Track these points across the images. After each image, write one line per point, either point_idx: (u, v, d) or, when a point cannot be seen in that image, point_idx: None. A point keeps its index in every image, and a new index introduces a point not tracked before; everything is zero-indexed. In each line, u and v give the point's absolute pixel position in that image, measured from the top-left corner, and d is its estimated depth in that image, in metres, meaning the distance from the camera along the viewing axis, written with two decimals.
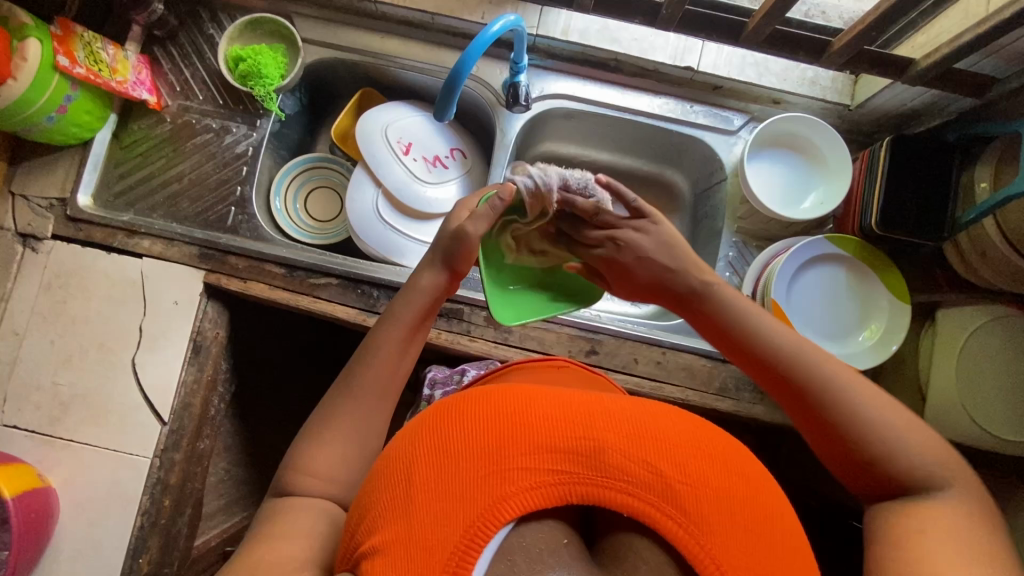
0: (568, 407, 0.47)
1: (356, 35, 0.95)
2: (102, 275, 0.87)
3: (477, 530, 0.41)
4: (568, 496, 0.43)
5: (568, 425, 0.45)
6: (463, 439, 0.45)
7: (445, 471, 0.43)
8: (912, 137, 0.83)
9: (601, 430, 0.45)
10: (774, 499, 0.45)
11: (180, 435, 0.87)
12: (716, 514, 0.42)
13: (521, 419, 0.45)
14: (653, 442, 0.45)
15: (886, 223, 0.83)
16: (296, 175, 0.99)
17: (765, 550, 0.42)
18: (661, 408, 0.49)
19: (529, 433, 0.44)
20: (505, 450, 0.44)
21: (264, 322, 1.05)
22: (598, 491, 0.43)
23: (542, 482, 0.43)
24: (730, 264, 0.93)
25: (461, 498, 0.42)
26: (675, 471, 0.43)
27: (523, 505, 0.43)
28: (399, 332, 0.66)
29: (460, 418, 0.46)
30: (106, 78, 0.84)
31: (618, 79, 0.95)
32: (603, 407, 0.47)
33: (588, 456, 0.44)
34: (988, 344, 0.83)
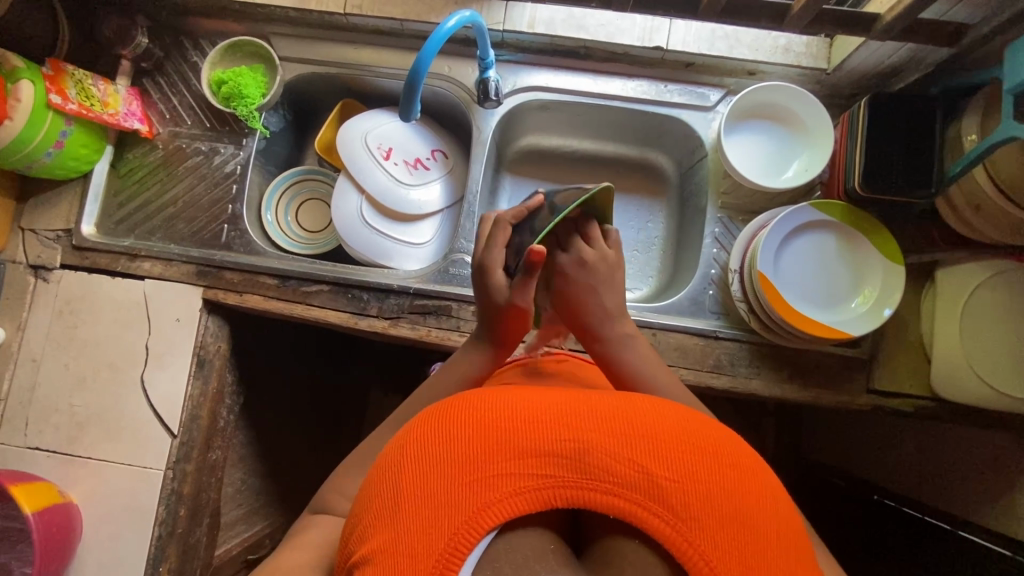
0: (551, 410, 0.47)
1: (330, 48, 0.98)
2: (107, 299, 0.91)
3: (463, 536, 0.42)
4: (554, 501, 0.44)
5: (551, 427, 0.45)
6: (445, 449, 0.45)
7: (430, 482, 0.44)
8: (892, 95, 0.81)
9: (586, 430, 0.45)
10: (767, 490, 0.45)
11: (190, 446, 0.90)
12: (706, 509, 0.42)
13: (504, 424, 0.46)
14: (638, 439, 0.45)
15: (870, 183, 0.81)
16: (285, 190, 1.02)
17: (758, 544, 0.42)
18: (649, 402, 0.49)
19: (513, 439, 0.45)
20: (489, 457, 0.44)
21: (267, 334, 1.08)
22: (584, 494, 0.44)
23: (529, 489, 0.44)
24: (717, 240, 0.92)
25: (446, 508, 0.42)
26: (662, 467, 0.43)
27: (509, 512, 0.43)
28: (467, 385, 0.70)
29: (442, 426, 0.46)
30: (98, 111, 0.89)
31: (589, 66, 0.95)
32: (586, 406, 0.48)
33: (572, 458, 0.44)
34: (993, 299, 0.81)
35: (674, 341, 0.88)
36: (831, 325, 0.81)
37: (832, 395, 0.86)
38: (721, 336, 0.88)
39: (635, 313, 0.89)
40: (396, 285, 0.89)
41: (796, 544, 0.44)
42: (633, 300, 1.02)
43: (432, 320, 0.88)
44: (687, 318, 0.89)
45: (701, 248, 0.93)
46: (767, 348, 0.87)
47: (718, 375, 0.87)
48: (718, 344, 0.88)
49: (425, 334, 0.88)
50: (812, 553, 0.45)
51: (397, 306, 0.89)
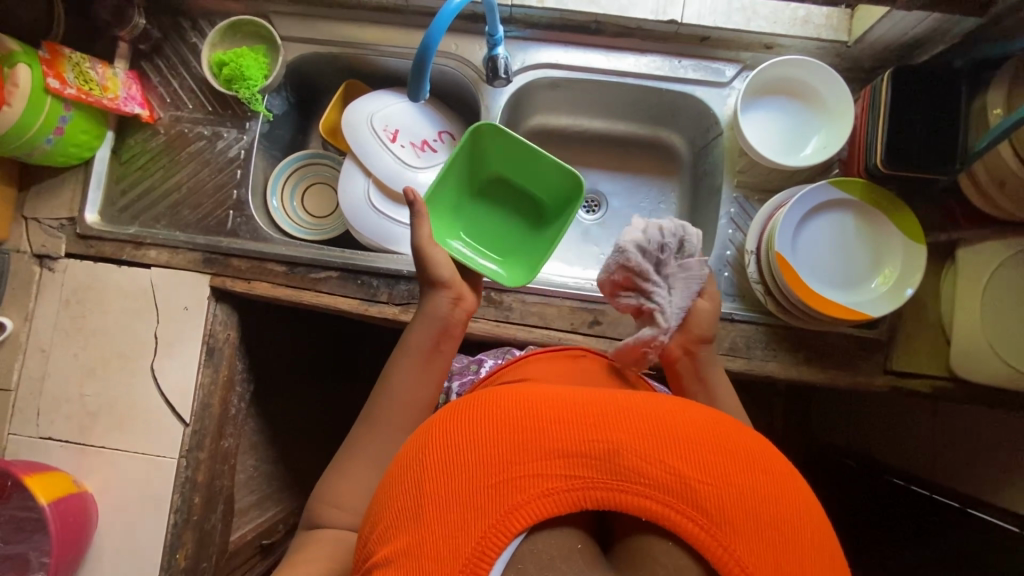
0: (581, 409, 0.46)
1: (333, 27, 0.95)
2: (114, 289, 0.90)
3: (492, 537, 0.42)
4: (584, 502, 0.43)
5: (581, 427, 0.45)
6: (473, 448, 0.45)
7: (460, 481, 0.43)
8: (916, 67, 0.79)
9: (616, 431, 0.45)
10: (800, 495, 0.45)
11: (202, 435, 0.90)
12: (738, 513, 0.42)
13: (533, 424, 0.45)
14: (669, 441, 0.44)
15: (893, 159, 0.78)
16: (290, 174, 1.00)
17: (793, 551, 0.41)
18: (678, 404, 0.48)
19: (543, 440, 0.44)
20: (518, 458, 0.44)
21: (274, 322, 1.07)
22: (615, 496, 0.43)
23: (559, 490, 0.43)
24: (732, 221, 0.90)
25: (475, 508, 0.42)
26: (694, 470, 0.43)
27: (538, 513, 0.42)
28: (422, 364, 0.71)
29: (469, 425, 0.46)
30: (98, 96, 0.87)
31: (600, 42, 0.92)
32: (616, 405, 0.47)
33: (603, 459, 0.43)
34: (1015, 278, 0.79)
35: None
36: (850, 306, 0.80)
37: (849, 376, 0.85)
38: (736, 318, 0.86)
39: None
40: (406, 271, 0.88)
41: (829, 551, 0.43)
42: None
43: None
44: None
45: (716, 229, 0.91)
46: (783, 331, 0.86)
47: (733, 358, 0.85)
48: (733, 327, 0.86)
49: None
50: (843, 559, 0.44)
51: (408, 292, 0.88)
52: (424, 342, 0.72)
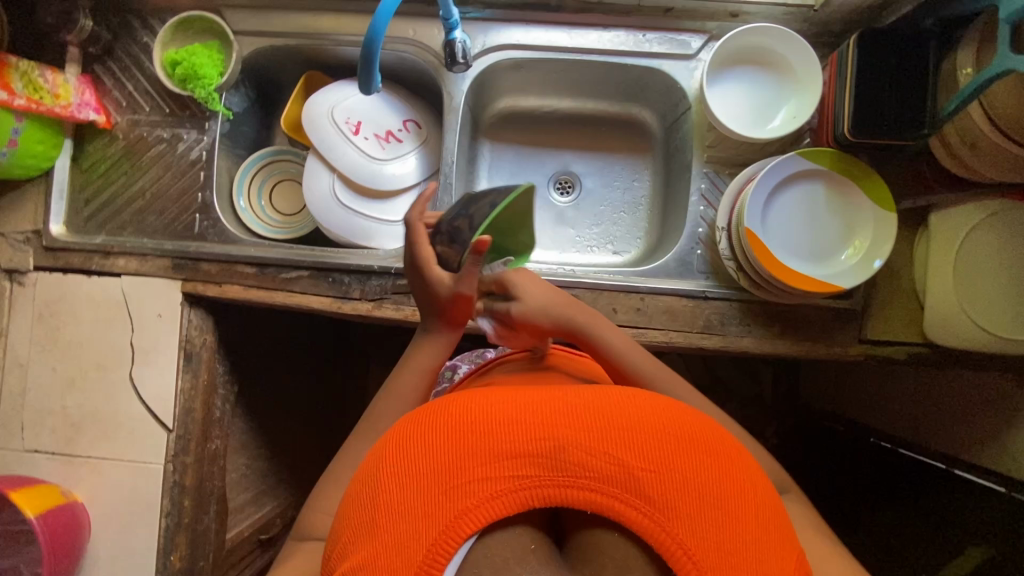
0: (528, 408, 0.46)
1: (287, 18, 0.92)
2: (86, 300, 0.90)
3: (443, 543, 0.42)
4: (532, 502, 0.43)
5: (528, 427, 0.45)
6: (422, 458, 0.45)
7: (408, 492, 0.43)
8: (883, 30, 0.76)
9: (563, 428, 0.45)
10: (746, 470, 0.46)
11: (187, 439, 0.91)
12: (680, 496, 0.42)
13: (479, 427, 0.45)
14: (616, 431, 0.45)
15: (859, 127, 0.77)
16: (255, 173, 0.99)
17: (740, 529, 0.42)
18: (624, 391, 0.49)
19: (489, 442, 0.44)
20: (466, 463, 0.44)
21: (253, 322, 1.07)
22: (563, 492, 0.43)
23: (507, 492, 0.43)
24: (703, 197, 0.89)
25: (422, 518, 0.42)
26: (635, 458, 0.43)
27: (488, 516, 0.43)
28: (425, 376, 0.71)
29: (419, 436, 0.46)
30: (49, 104, 0.85)
31: (562, 19, 0.89)
32: (564, 402, 0.47)
33: (549, 457, 0.44)
34: (986, 242, 0.79)
35: (663, 304, 0.86)
36: (821, 279, 0.79)
37: (825, 347, 0.85)
38: (709, 296, 0.86)
39: (622, 278, 0.87)
40: (377, 266, 0.88)
41: (774, 524, 0.44)
42: (622, 264, 1.00)
43: (416, 299, 0.87)
44: (675, 280, 0.88)
45: (688, 206, 0.90)
46: (757, 306, 0.86)
47: (708, 335, 0.85)
48: (707, 304, 0.86)
49: (410, 313, 0.87)
50: (790, 530, 0.46)
51: (380, 287, 0.88)
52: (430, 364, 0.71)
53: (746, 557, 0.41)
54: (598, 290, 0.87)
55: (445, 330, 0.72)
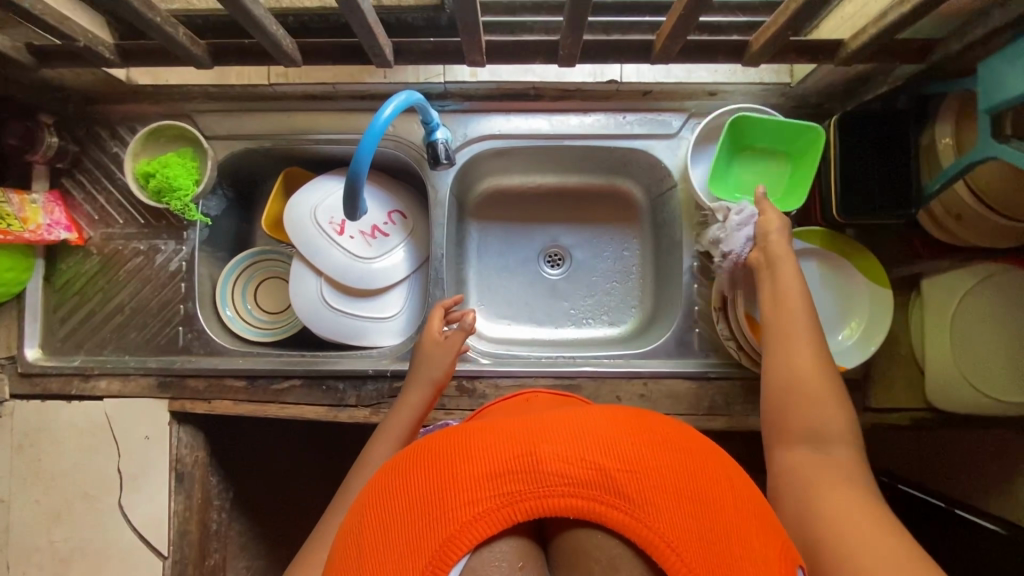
0: (506, 424, 0.43)
1: (262, 121, 0.90)
2: (67, 428, 0.86)
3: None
4: (516, 517, 0.39)
5: (505, 444, 0.41)
6: (400, 493, 0.41)
7: (389, 529, 0.39)
8: (861, 111, 0.77)
9: (540, 439, 0.41)
10: (723, 470, 0.43)
11: (184, 564, 0.87)
12: (670, 495, 0.39)
13: (457, 451, 0.41)
14: (595, 436, 0.41)
15: (849, 211, 0.77)
16: (238, 276, 0.95)
17: (723, 523, 0.39)
18: (596, 406, 0.46)
19: (466, 461, 0.40)
20: (441, 487, 0.39)
21: (246, 422, 1.03)
22: (546, 503, 0.39)
23: (486, 511, 0.39)
24: (697, 275, 0.88)
25: (404, 551, 0.38)
26: (617, 460, 0.40)
27: (469, 540, 0.38)
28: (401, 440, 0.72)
29: (399, 474, 0.42)
30: (17, 231, 0.81)
31: (542, 107, 0.89)
32: (539, 420, 0.43)
33: (528, 470, 0.40)
34: (978, 308, 0.80)
35: (667, 388, 0.85)
36: None
37: None
38: (712, 376, 0.85)
39: (623, 364, 0.86)
40: (371, 371, 0.85)
41: (758, 518, 0.41)
42: (619, 338, 0.99)
43: None
44: (676, 362, 0.87)
45: (682, 284, 0.89)
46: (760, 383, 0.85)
47: (714, 417, 0.85)
48: (710, 385, 0.85)
49: None
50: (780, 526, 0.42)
51: (376, 391, 0.86)
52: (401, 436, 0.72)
53: (739, 554, 0.38)
54: (600, 379, 0.85)
55: (421, 394, 0.76)
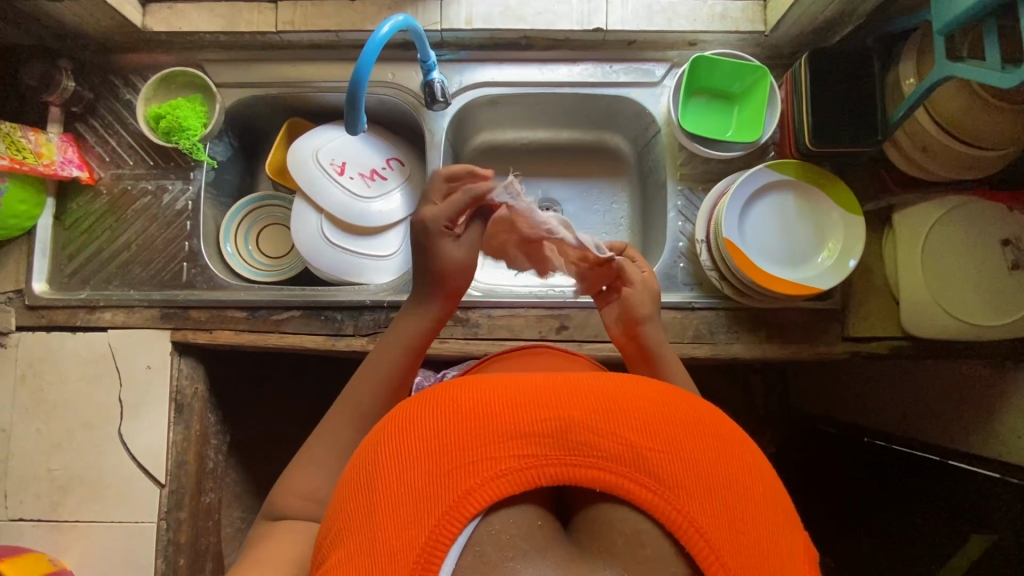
0: (536, 390, 0.46)
1: (268, 69, 0.95)
2: (71, 358, 0.88)
3: (446, 523, 0.41)
4: (540, 480, 0.43)
5: (534, 408, 0.45)
6: (428, 439, 0.44)
7: (413, 471, 0.43)
8: (830, 50, 0.83)
9: (568, 407, 0.45)
10: (747, 451, 0.46)
11: (180, 494, 0.88)
12: (688, 472, 0.43)
13: (487, 409, 0.45)
14: (621, 412, 0.45)
15: (821, 139, 0.82)
16: (242, 219, 0.99)
17: (744, 504, 0.43)
18: (623, 378, 0.49)
19: (494, 423, 0.44)
20: (471, 444, 0.43)
21: (245, 368, 1.06)
22: (570, 471, 0.43)
23: (512, 471, 0.43)
24: (681, 213, 0.93)
25: (430, 497, 0.42)
26: (640, 436, 0.44)
27: (493, 495, 0.42)
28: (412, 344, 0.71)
29: (423, 419, 0.45)
30: (32, 163, 0.85)
31: (533, 56, 0.94)
32: (567, 385, 0.47)
33: (557, 436, 0.44)
34: (947, 236, 0.84)
35: None
36: (801, 283, 0.82)
37: (811, 348, 0.88)
38: (696, 307, 0.89)
39: None
40: (369, 301, 0.88)
41: (773, 498, 0.45)
42: None
43: None
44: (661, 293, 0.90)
45: (667, 222, 0.93)
46: (742, 313, 0.89)
47: (699, 345, 0.88)
48: (695, 315, 0.89)
49: None
50: (792, 509, 0.46)
51: (373, 321, 0.88)
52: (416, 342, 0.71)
53: (752, 533, 0.42)
54: (589, 309, 0.89)
55: (436, 306, 0.72)
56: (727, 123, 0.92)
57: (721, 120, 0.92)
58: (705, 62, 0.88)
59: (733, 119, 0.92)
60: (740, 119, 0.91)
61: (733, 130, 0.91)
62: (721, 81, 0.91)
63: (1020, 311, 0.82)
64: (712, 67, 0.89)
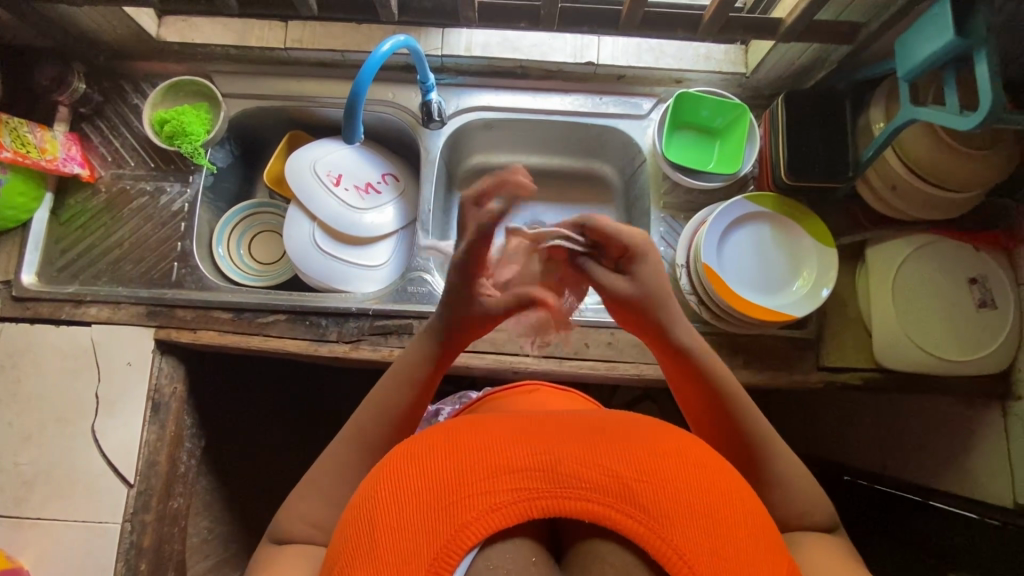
0: (526, 429, 0.48)
1: (273, 82, 0.99)
2: (52, 350, 0.88)
3: (443, 556, 0.42)
4: (533, 513, 0.44)
5: (524, 444, 0.46)
6: (424, 476, 0.45)
7: (409, 505, 0.43)
8: (805, 92, 0.88)
9: (556, 443, 0.46)
10: (734, 480, 0.47)
11: (148, 495, 0.86)
12: (674, 504, 0.43)
13: (479, 445, 0.46)
14: (606, 449, 0.46)
15: (795, 173, 0.86)
16: (236, 224, 1.01)
17: (731, 530, 0.43)
18: (607, 419, 0.51)
19: (487, 458, 0.45)
20: (466, 478, 0.44)
21: (227, 373, 1.05)
22: (561, 503, 0.44)
23: (505, 504, 0.43)
24: (664, 239, 0.96)
25: (428, 531, 0.42)
26: (626, 469, 0.45)
27: (489, 527, 0.43)
28: (412, 390, 0.66)
29: (419, 457, 0.46)
30: (35, 158, 0.88)
31: (527, 84, 0.99)
32: (555, 425, 0.49)
33: (546, 470, 0.45)
34: (918, 272, 0.88)
35: (633, 338, 0.90)
36: (775, 309, 0.85)
37: (786, 375, 0.90)
38: None
39: (593, 314, 0.91)
40: (354, 308, 0.89)
41: (762, 532, 0.45)
42: None
43: (394, 339, 0.88)
44: None
45: None
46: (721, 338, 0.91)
47: None
48: None
49: (387, 354, 0.88)
50: (782, 537, 0.46)
51: (357, 328, 0.89)
52: (415, 373, 0.67)
53: (739, 560, 0.42)
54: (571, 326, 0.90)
55: (430, 358, 0.68)
56: (708, 157, 0.97)
57: (702, 154, 0.97)
58: (688, 98, 0.93)
59: (713, 153, 0.97)
60: (720, 154, 0.96)
61: (713, 163, 0.96)
62: (702, 117, 0.96)
63: (993, 344, 0.85)
64: (695, 104, 0.94)
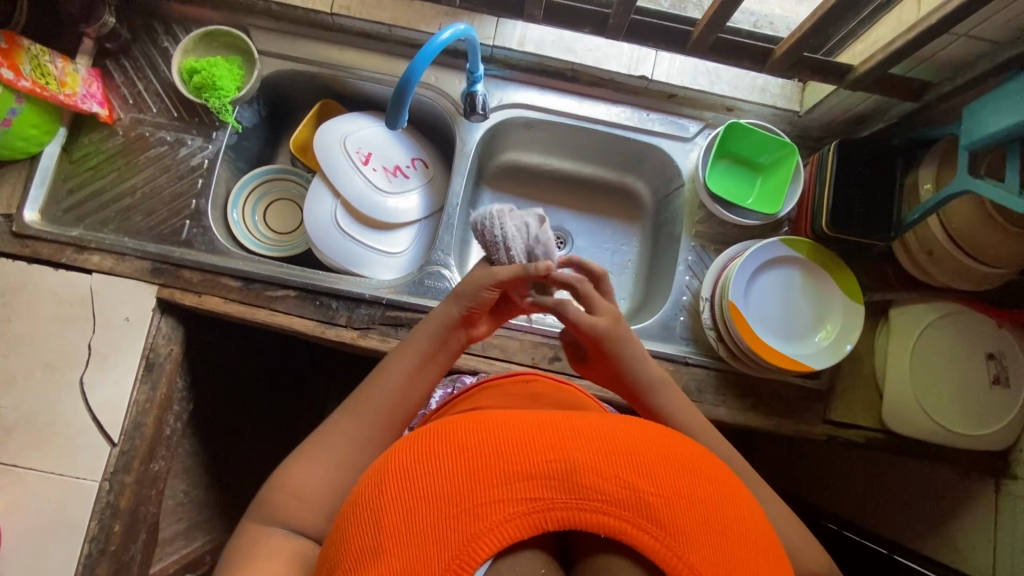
0: (537, 426, 0.41)
1: (312, 46, 0.95)
2: (49, 293, 0.84)
3: (455, 567, 0.36)
4: (546, 525, 0.38)
5: (537, 446, 0.39)
6: (432, 478, 0.38)
7: (417, 511, 0.37)
8: (859, 141, 0.86)
9: (572, 448, 0.40)
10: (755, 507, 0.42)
11: (130, 456, 0.83)
12: (697, 525, 0.38)
13: (490, 447, 0.39)
14: (625, 456, 0.40)
15: (836, 223, 0.85)
16: (253, 188, 0.98)
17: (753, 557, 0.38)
18: (619, 419, 0.44)
19: (499, 462, 0.38)
20: (477, 483, 0.38)
21: (224, 338, 1.02)
22: (576, 516, 0.38)
23: (516, 513, 0.37)
24: (690, 268, 0.94)
25: (436, 540, 0.36)
26: (650, 483, 0.39)
27: (501, 540, 0.37)
28: (414, 364, 0.68)
29: (424, 458, 0.40)
30: (54, 91, 0.82)
31: (575, 88, 0.96)
32: (567, 423, 0.42)
33: (562, 478, 0.38)
34: (939, 338, 0.87)
35: None
36: (795, 358, 0.84)
37: (792, 423, 0.89)
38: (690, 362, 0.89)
39: None
40: (367, 295, 0.87)
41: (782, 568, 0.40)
42: None
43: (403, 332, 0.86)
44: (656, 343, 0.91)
45: (674, 274, 0.94)
46: (734, 377, 0.89)
47: None
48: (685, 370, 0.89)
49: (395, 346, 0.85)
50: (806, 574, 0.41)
51: (368, 316, 0.87)
52: (427, 347, 0.69)
53: None
54: None
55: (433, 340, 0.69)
56: (746, 192, 0.95)
57: (740, 188, 0.95)
58: (736, 130, 0.91)
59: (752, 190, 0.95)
60: (759, 191, 0.94)
61: (751, 200, 0.94)
62: (746, 151, 0.94)
63: (999, 424, 0.85)
64: (742, 137, 0.92)
